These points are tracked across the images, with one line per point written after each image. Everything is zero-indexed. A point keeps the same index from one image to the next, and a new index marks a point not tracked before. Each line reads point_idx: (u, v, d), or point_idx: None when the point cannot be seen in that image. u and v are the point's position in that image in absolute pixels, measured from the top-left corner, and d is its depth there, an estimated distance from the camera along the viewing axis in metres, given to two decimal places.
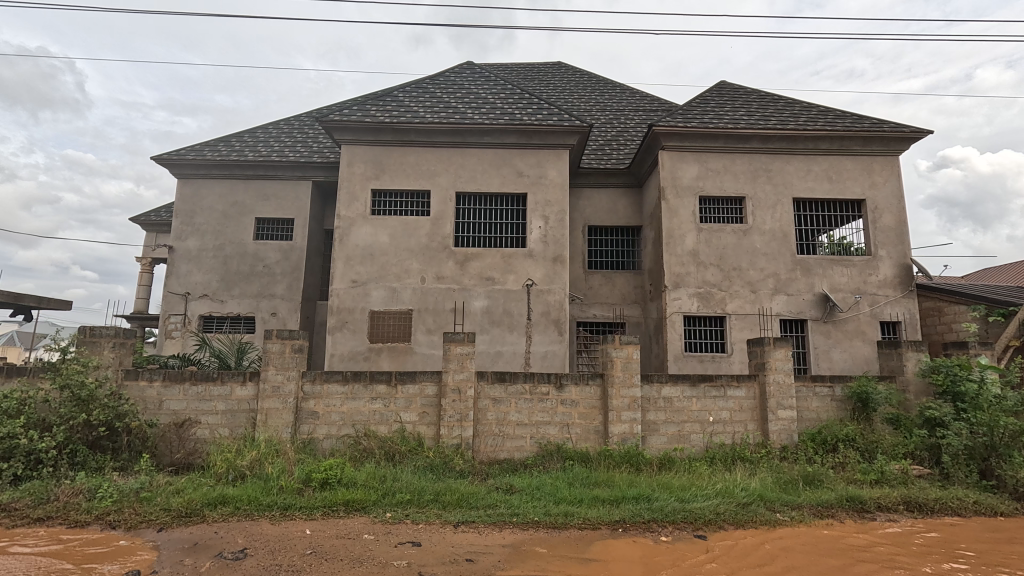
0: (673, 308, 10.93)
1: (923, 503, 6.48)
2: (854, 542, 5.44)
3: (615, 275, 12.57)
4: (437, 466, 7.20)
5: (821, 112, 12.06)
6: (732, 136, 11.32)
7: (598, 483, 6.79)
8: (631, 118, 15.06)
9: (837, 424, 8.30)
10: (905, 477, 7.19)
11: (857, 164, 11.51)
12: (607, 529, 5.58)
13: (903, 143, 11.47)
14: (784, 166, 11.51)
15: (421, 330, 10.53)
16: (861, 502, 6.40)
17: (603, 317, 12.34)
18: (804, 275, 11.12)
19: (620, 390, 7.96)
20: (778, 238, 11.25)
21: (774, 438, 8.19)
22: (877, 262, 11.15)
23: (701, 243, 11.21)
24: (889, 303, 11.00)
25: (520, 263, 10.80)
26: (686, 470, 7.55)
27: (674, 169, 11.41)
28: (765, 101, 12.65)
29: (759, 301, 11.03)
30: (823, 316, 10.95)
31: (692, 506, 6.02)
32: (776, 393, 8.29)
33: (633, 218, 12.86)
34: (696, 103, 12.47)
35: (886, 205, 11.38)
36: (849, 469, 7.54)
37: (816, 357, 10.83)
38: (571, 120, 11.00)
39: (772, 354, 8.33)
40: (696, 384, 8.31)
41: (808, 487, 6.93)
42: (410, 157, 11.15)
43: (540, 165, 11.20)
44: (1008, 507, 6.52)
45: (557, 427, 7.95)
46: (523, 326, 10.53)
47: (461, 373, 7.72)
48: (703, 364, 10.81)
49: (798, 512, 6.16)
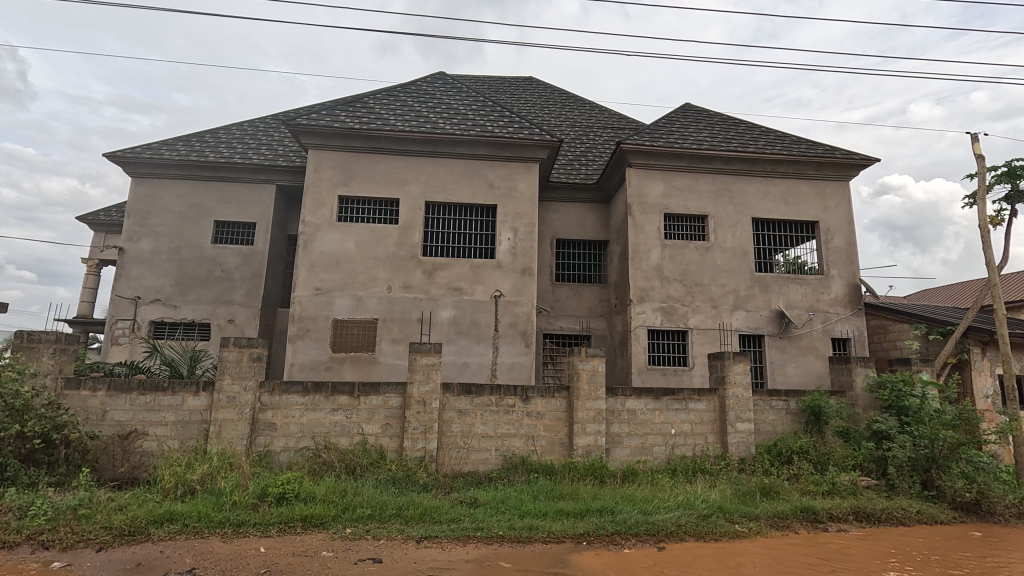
0: (638, 322, 11.12)
1: (872, 513, 6.76)
2: (809, 553, 5.61)
3: (582, 288, 12.75)
4: (399, 478, 7.02)
5: (779, 137, 12.65)
6: (695, 156, 11.71)
7: (562, 495, 6.79)
8: (600, 134, 15.39)
9: (791, 437, 8.61)
10: (855, 488, 7.48)
11: (810, 187, 12.11)
12: (572, 542, 5.58)
13: (853, 169, 12.13)
14: (744, 187, 11.98)
15: (386, 339, 10.34)
16: (814, 512, 6.64)
17: (569, 329, 12.46)
18: (762, 292, 11.55)
19: (585, 402, 8.04)
20: (738, 256, 11.66)
21: (733, 451, 8.41)
22: (829, 281, 11.69)
23: (666, 259, 11.48)
24: (840, 320, 11.53)
25: (488, 274, 10.80)
26: (648, 482, 7.62)
27: (641, 186, 11.70)
28: (727, 124, 13.19)
29: (719, 317, 11.37)
30: (779, 333, 11.36)
31: (655, 519, 6.09)
32: (735, 406, 8.54)
33: (601, 232, 13.09)
34: (661, 124, 12.87)
35: (838, 227, 11.97)
36: (803, 480, 7.81)
37: (772, 371, 11.23)
38: (542, 134, 11.14)
39: (732, 368, 8.62)
40: (659, 397, 8.47)
41: (764, 498, 7.12)
42: (379, 165, 11.02)
43: (510, 177, 11.27)
44: (947, 516, 6.90)
45: (522, 439, 7.93)
46: (491, 337, 10.49)
47: (426, 385, 7.61)
48: (666, 377, 11.03)
49: (755, 523, 6.33)
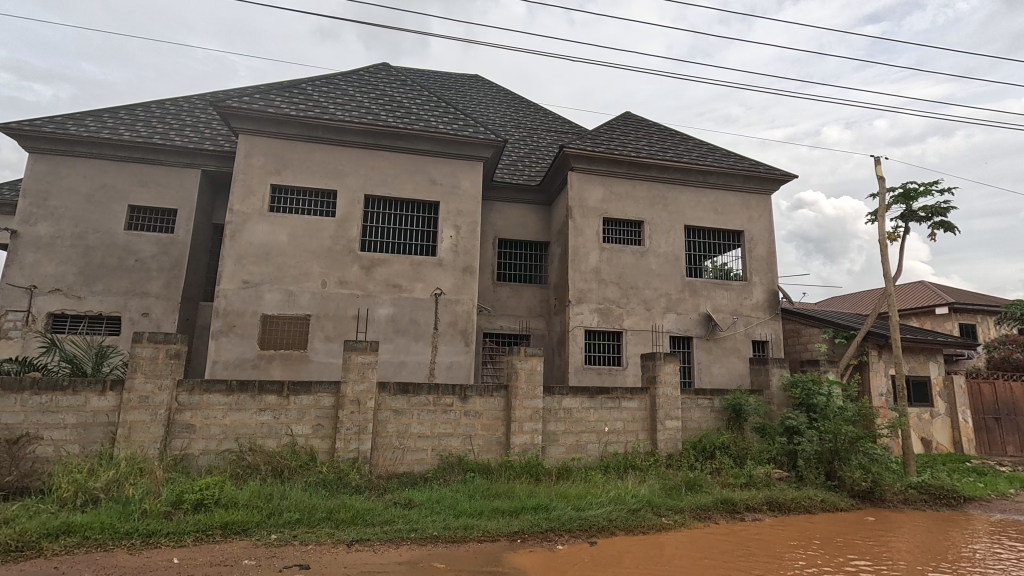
0: (575, 322, 11.37)
1: (783, 503, 7.31)
2: (728, 542, 5.97)
3: (522, 288, 12.86)
4: (330, 481, 6.76)
5: (710, 150, 13.38)
6: (634, 163, 12.14)
7: (498, 494, 6.82)
8: (544, 136, 15.60)
9: (714, 433, 9.14)
10: (769, 479, 8.06)
11: (737, 199, 12.90)
12: (506, 540, 5.62)
13: (774, 183, 13.05)
14: (678, 196, 12.57)
15: (319, 336, 9.93)
16: (733, 504, 7.09)
17: (509, 328, 12.53)
18: (691, 296, 12.17)
19: (523, 401, 8.13)
20: (671, 261, 12.21)
21: (661, 447, 8.81)
22: (751, 287, 12.51)
23: (603, 262, 11.82)
24: (760, 324, 12.37)
25: (429, 271, 10.64)
26: (582, 478, 7.80)
27: (582, 190, 11.98)
28: (664, 135, 13.78)
29: (652, 319, 11.86)
30: (706, 334, 12.02)
31: (588, 514, 6.25)
32: (664, 404, 8.96)
33: (542, 233, 13.27)
34: (602, 131, 13.24)
35: (760, 237, 12.82)
36: (723, 473, 8.31)
37: (699, 371, 11.86)
38: (486, 133, 11.12)
39: (662, 367, 9.03)
40: (594, 395, 8.71)
41: (688, 491, 7.50)
42: (316, 154, 10.57)
43: (453, 175, 11.17)
44: (846, 503, 7.59)
45: (459, 439, 7.88)
46: (429, 336, 10.35)
47: (361, 384, 7.38)
48: (601, 376, 11.37)
49: (680, 515, 6.66)
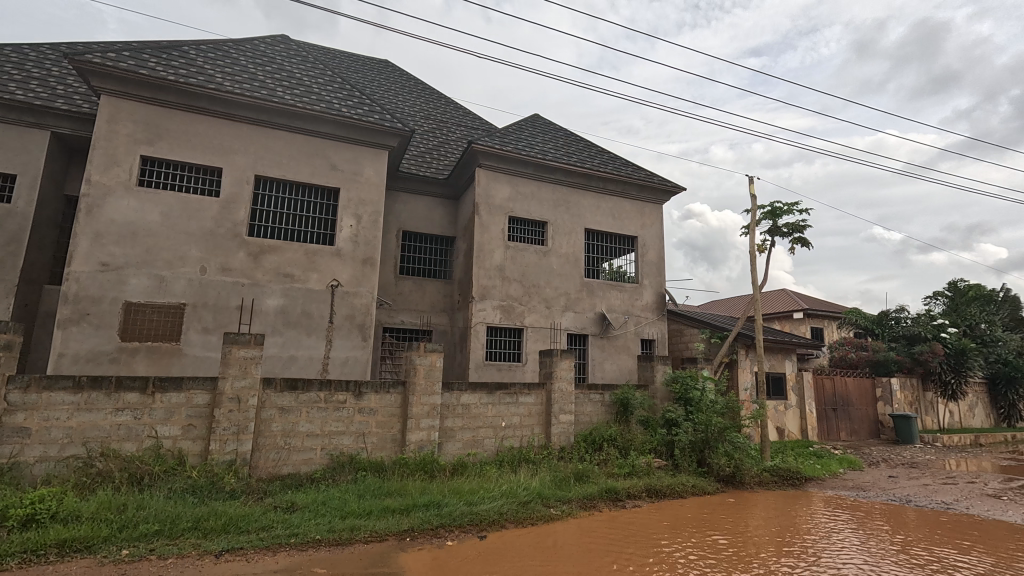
0: (478, 318, 11.41)
1: (659, 489, 7.92)
2: (610, 528, 6.36)
3: (425, 282, 12.66)
4: (201, 487, 6.16)
5: (611, 158, 14.12)
6: (540, 165, 12.45)
7: (390, 492, 6.65)
8: (454, 131, 15.46)
9: (603, 426, 9.69)
10: (649, 468, 8.70)
11: (633, 206, 13.74)
12: (395, 539, 5.50)
13: (666, 194, 14.10)
14: (580, 200, 13.10)
15: (195, 328, 9.00)
16: (616, 492, 7.55)
17: (410, 323, 12.28)
18: (588, 296, 12.76)
19: (421, 397, 8.00)
20: (571, 262, 12.71)
21: (555, 440, 9.16)
22: (642, 289, 13.40)
23: (507, 259, 11.99)
24: (648, 323, 13.30)
25: (325, 261, 10.08)
26: (477, 473, 7.86)
27: (488, 187, 12.04)
28: (570, 140, 14.30)
29: (551, 316, 12.25)
30: (600, 333, 12.67)
31: (479, 509, 6.32)
32: (559, 399, 9.32)
33: (448, 228, 13.16)
34: (511, 130, 13.42)
35: (652, 243, 13.78)
36: (609, 464, 8.82)
37: (593, 367, 12.48)
38: (393, 122, 10.75)
39: (559, 364, 9.38)
40: (492, 391, 8.83)
41: (577, 482, 7.86)
42: (199, 126, 9.55)
43: (356, 161, 10.68)
44: (713, 487, 8.42)
45: (352, 437, 7.57)
46: (323, 330, 9.81)
47: (242, 380, 6.81)
48: (500, 372, 11.54)
49: (568, 505, 6.96)
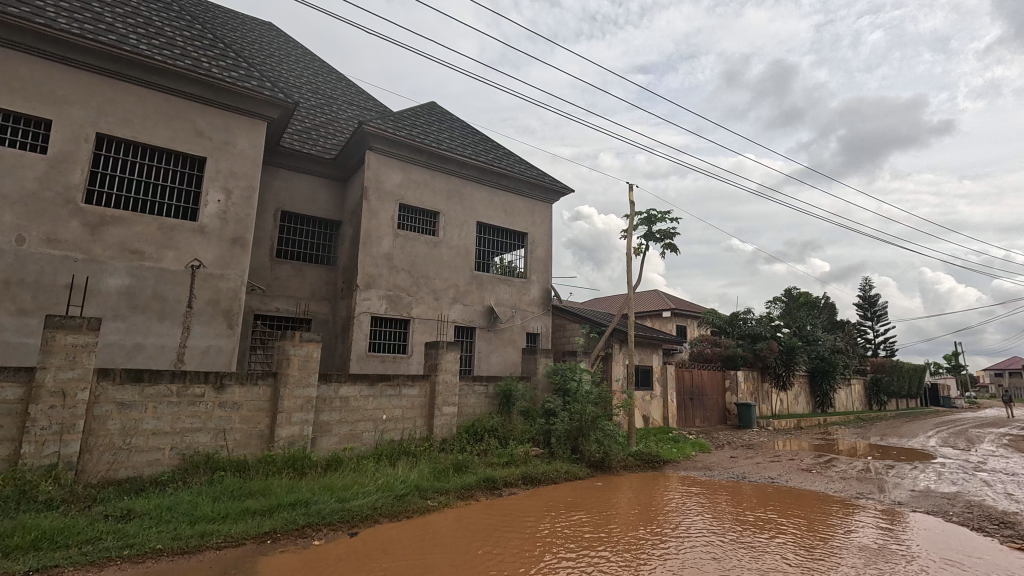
0: (361, 308, 10.93)
1: (535, 477, 8.25)
2: (485, 516, 6.47)
3: (305, 268, 11.85)
4: (5, 499, 5.15)
5: (506, 155, 14.33)
6: (434, 154, 12.25)
7: (251, 493, 6.12)
8: (344, 109, 14.61)
9: (486, 417, 9.85)
10: (527, 456, 9.00)
11: (524, 203, 14.09)
12: (254, 543, 5.08)
13: (556, 195, 14.66)
14: (473, 193, 13.12)
15: (7, 309, 7.50)
16: (494, 481, 7.72)
17: (286, 310, 11.41)
18: (478, 289, 12.85)
19: (293, 390, 7.47)
20: (462, 254, 12.69)
21: (437, 432, 9.11)
22: (529, 284, 13.81)
23: (396, 248, 11.63)
24: (534, 318, 13.75)
25: (185, 239, 8.96)
26: (352, 468, 7.54)
27: (379, 172, 11.57)
28: (466, 132, 14.26)
29: (440, 308, 12.14)
30: (487, 325, 12.83)
31: (352, 505, 6.07)
32: (443, 391, 9.29)
33: (334, 212, 12.43)
34: (406, 116, 13.03)
35: (540, 240, 14.25)
36: (489, 454, 8.97)
37: (478, 360, 12.61)
38: (273, 91, 9.86)
39: (444, 356, 9.34)
40: (373, 383, 8.53)
41: (456, 473, 7.90)
42: (20, 67, 7.95)
43: (228, 130, 9.61)
44: (584, 472, 8.96)
45: (210, 434, 6.84)
46: (180, 315, 8.73)
47: (69, 372, 5.81)
48: (384, 364, 11.19)
49: (445, 497, 6.96)
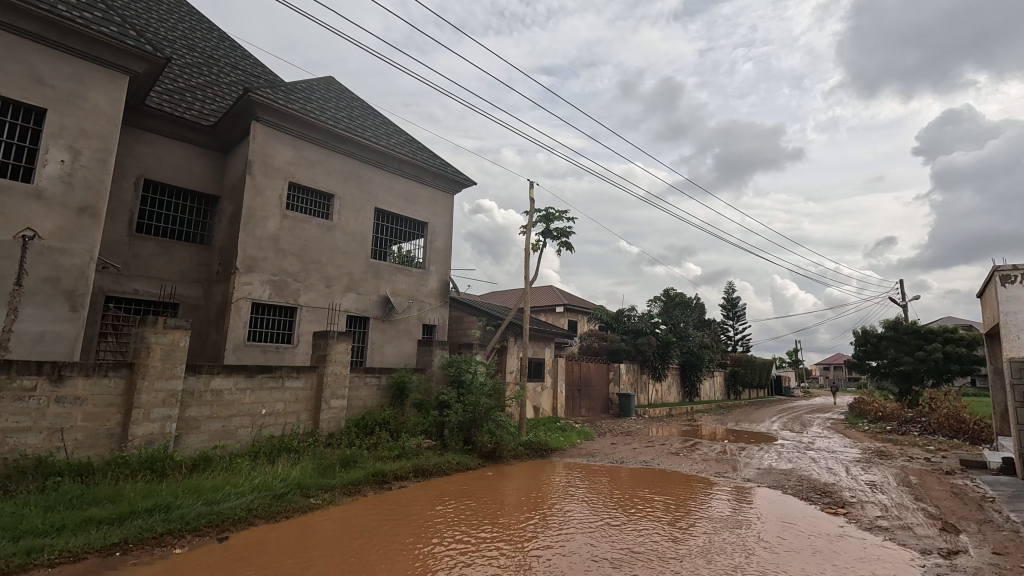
0: (241, 293, 9.99)
1: (426, 469, 8.17)
2: (373, 511, 6.27)
3: (173, 246, 10.56)
4: None
5: (408, 141, 13.93)
6: (331, 133, 11.54)
7: (96, 500, 5.34)
8: (227, 71, 13.18)
9: (377, 410, 9.56)
10: (419, 449, 8.89)
11: (426, 192, 13.81)
12: (98, 558, 4.45)
13: (458, 186, 14.57)
14: (372, 177, 12.58)
15: None
16: (383, 475, 7.52)
17: (147, 293, 10.09)
18: (373, 278, 12.38)
19: (154, 383, 6.64)
20: (357, 241, 12.11)
21: (323, 426, 8.65)
22: (428, 275, 13.59)
23: (283, 230, 10.78)
24: (431, 309, 13.58)
25: (14, 204, 7.50)
26: (224, 468, 6.89)
27: (266, 146, 10.62)
28: (366, 113, 13.61)
29: (331, 296, 11.50)
30: (382, 316, 12.41)
31: (222, 507, 5.55)
32: (332, 383, 8.84)
33: (211, 186, 11.18)
34: (300, 89, 12.11)
35: (441, 230, 14.07)
36: (380, 447, 8.71)
37: (371, 351, 12.18)
38: (139, 41, 8.60)
39: (334, 347, 8.89)
40: (252, 374, 7.87)
41: (343, 468, 7.57)
42: None
43: (78, 80, 8.16)
44: (476, 463, 9.07)
45: (43, 435, 5.85)
46: (5, 294, 7.31)
47: None
48: (265, 354, 10.36)
49: (330, 494, 6.64)
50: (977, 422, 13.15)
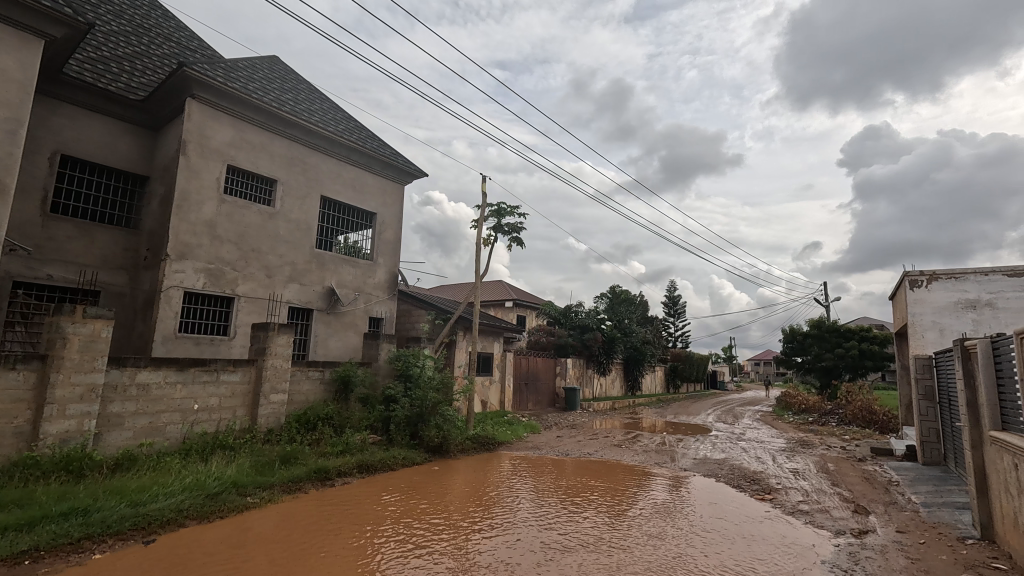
0: (172, 281, 9.37)
1: (371, 464, 8.01)
2: (314, 509, 6.09)
3: (94, 229, 9.75)
4: None
5: (356, 128, 13.51)
6: (274, 116, 11.01)
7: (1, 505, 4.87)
8: (159, 42, 12.24)
9: (320, 405, 9.28)
10: (363, 444, 8.70)
11: (375, 182, 13.46)
12: (4, 567, 4.07)
13: (409, 177, 14.29)
14: (318, 164, 12.12)
15: None
16: (326, 472, 7.31)
17: (62, 279, 9.26)
18: (318, 268, 11.95)
19: (71, 376, 6.13)
20: (301, 229, 11.64)
21: (261, 422, 8.29)
22: (376, 267, 13.28)
23: (221, 216, 10.19)
24: (378, 302, 13.28)
25: None
26: (151, 467, 6.46)
27: (203, 125, 9.99)
28: (312, 96, 13.08)
29: (272, 287, 11.01)
30: (326, 308, 12.01)
31: (149, 509, 5.22)
32: (271, 377, 8.48)
33: (138, 165, 10.39)
34: (242, 67, 11.45)
35: (390, 222, 13.77)
36: (322, 443, 8.46)
37: (314, 344, 11.78)
38: (58, 3, 7.84)
39: (275, 339, 8.54)
40: (184, 368, 7.43)
41: (283, 465, 7.29)
42: None
43: None
44: (422, 458, 8.99)
45: None
46: None
47: None
48: (199, 347, 9.79)
49: (268, 492, 6.39)
50: (886, 413, 14.43)
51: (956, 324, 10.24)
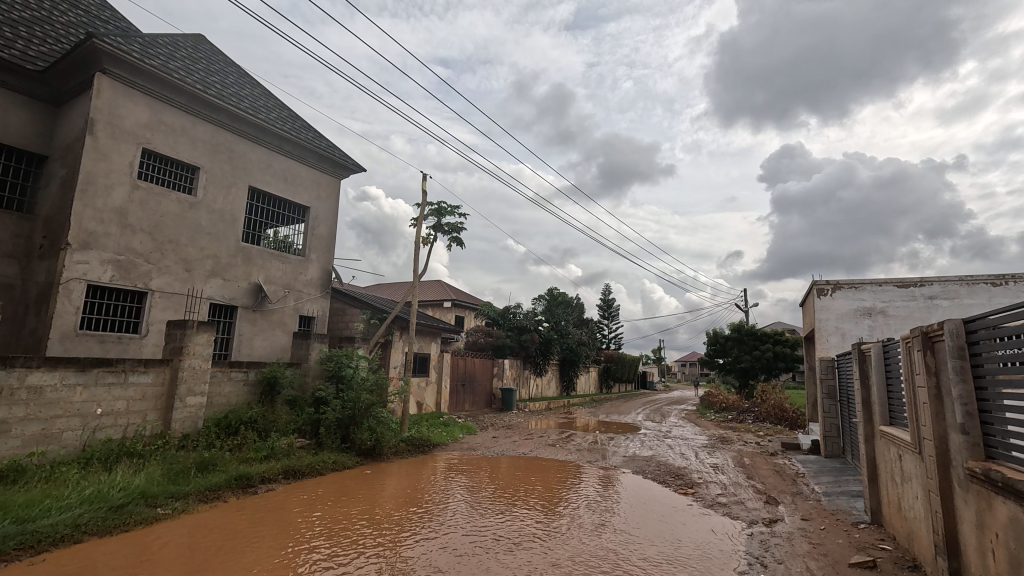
0: (73, 273, 8.50)
1: (297, 470, 7.66)
2: (233, 518, 5.72)
3: None
4: None
5: (289, 117, 12.90)
6: (198, 99, 10.29)
7: None
8: (66, 7, 11.06)
9: (243, 408, 8.79)
10: (290, 449, 8.30)
11: (308, 174, 12.90)
12: None
13: (345, 171, 13.82)
14: (246, 152, 11.45)
15: None
16: (248, 479, 6.92)
17: None
18: (244, 263, 11.27)
19: None
20: (225, 221, 10.93)
21: (176, 427, 7.70)
22: (308, 263, 12.72)
23: (133, 203, 9.36)
24: (310, 300, 12.74)
25: None
26: (42, 479, 5.81)
27: (114, 103, 9.13)
28: (242, 81, 12.36)
29: (191, 281, 10.24)
30: (252, 305, 11.35)
31: (39, 525, 4.70)
32: (188, 378, 7.90)
33: (35, 142, 9.35)
34: (162, 43, 10.60)
35: (324, 217, 13.25)
36: (244, 448, 7.98)
37: (238, 343, 11.11)
38: None
39: (193, 338, 7.97)
40: (86, 368, 6.78)
41: (199, 473, 6.81)
42: None
43: None
44: (353, 462, 8.71)
45: None
46: None
47: None
48: (104, 346, 8.94)
49: (182, 502, 5.95)
50: (795, 411, 15.69)
51: (855, 329, 11.32)
